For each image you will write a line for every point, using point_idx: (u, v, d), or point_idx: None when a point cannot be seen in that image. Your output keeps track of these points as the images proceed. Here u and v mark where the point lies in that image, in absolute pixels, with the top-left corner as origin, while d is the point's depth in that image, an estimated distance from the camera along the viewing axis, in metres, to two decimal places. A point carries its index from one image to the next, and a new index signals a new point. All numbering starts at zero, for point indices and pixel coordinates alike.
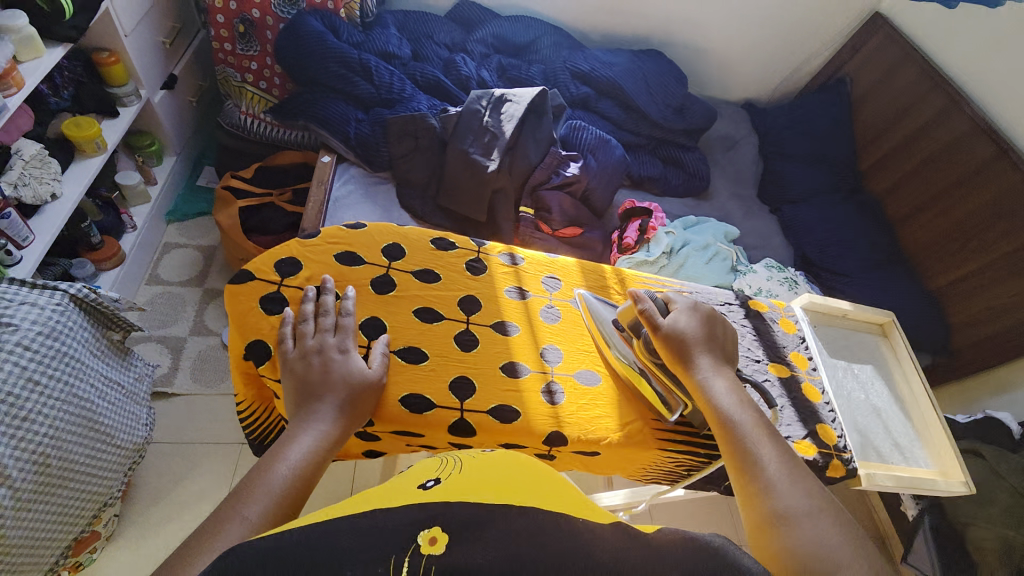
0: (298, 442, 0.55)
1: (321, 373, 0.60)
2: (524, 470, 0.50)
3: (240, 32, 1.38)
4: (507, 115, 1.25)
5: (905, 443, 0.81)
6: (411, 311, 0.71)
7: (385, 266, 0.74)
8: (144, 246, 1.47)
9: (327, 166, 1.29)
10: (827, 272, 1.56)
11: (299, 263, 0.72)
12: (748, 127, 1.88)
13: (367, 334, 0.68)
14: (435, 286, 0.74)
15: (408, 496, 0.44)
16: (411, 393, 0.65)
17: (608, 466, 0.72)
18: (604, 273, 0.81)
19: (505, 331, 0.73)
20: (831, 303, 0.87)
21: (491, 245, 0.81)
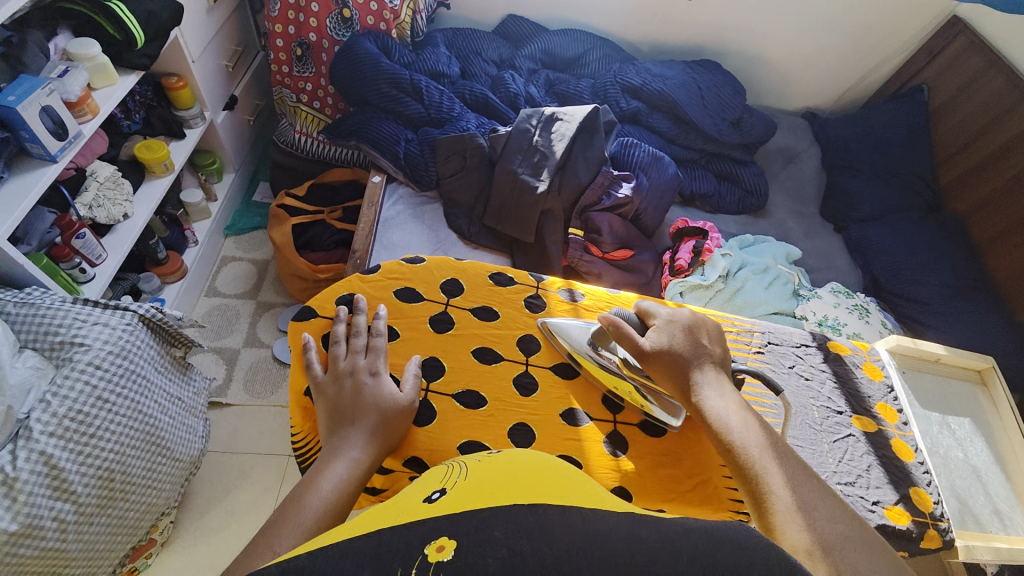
0: (332, 470, 0.52)
1: (354, 396, 0.59)
2: (530, 466, 0.47)
3: (297, 55, 1.42)
4: (558, 134, 1.23)
5: (1006, 510, 0.73)
6: (469, 350, 0.69)
7: (443, 303, 0.73)
8: (204, 260, 1.54)
9: (377, 185, 1.30)
10: (900, 299, 1.43)
11: (360, 299, 0.71)
12: (808, 138, 1.77)
13: (425, 376, 0.66)
14: (493, 323, 0.72)
15: (412, 511, 0.40)
16: (470, 439, 0.63)
17: None
18: None
19: (564, 374, 0.70)
20: (922, 347, 0.80)
21: (549, 280, 0.79)
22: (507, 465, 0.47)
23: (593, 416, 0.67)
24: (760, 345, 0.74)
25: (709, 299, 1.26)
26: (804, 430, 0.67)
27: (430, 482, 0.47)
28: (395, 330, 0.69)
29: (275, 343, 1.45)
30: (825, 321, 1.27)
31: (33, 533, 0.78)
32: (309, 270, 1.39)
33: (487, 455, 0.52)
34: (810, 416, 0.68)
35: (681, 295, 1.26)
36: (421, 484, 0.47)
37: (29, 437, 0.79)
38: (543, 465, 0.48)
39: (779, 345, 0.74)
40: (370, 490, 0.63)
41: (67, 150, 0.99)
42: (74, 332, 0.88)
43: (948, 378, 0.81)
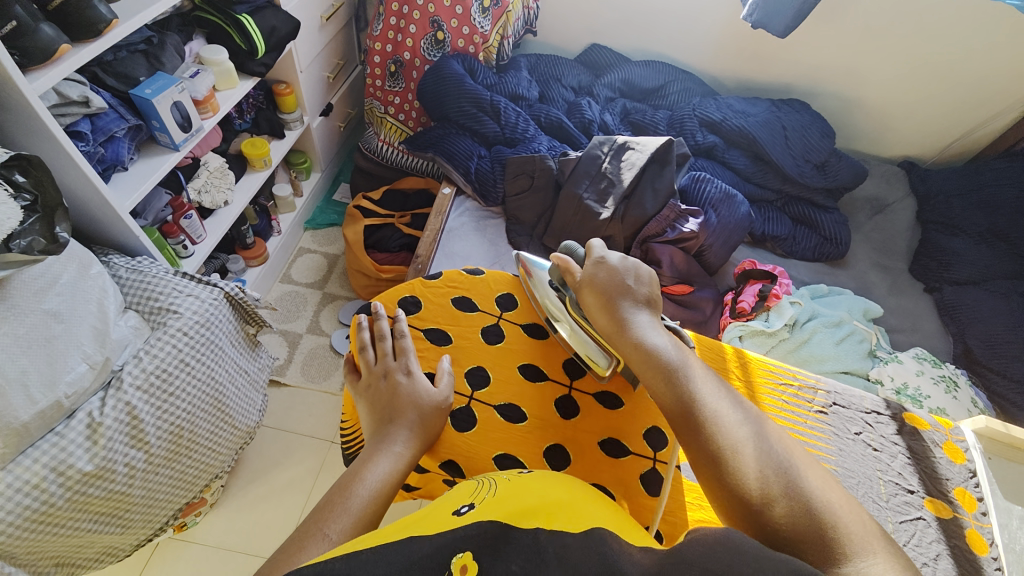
0: (377, 464, 0.55)
1: (391, 395, 0.62)
2: (565, 492, 0.48)
3: (391, 71, 1.54)
4: (628, 163, 1.23)
5: None
6: (517, 365, 0.70)
7: (496, 317, 0.74)
8: (284, 248, 1.68)
9: (446, 197, 1.36)
10: (997, 376, 1.27)
11: (420, 303, 0.74)
12: (903, 189, 1.65)
13: (470, 384, 0.68)
14: (542, 342, 0.72)
15: (442, 522, 0.42)
16: (506, 452, 0.63)
17: None
18: (724, 354, 0.72)
19: (608, 404, 0.67)
20: (1015, 434, 0.69)
21: None
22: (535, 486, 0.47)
23: (633, 450, 0.64)
24: (824, 405, 0.69)
25: (771, 346, 1.20)
26: (865, 502, 0.61)
27: (462, 495, 0.49)
28: (449, 336, 0.71)
29: (334, 333, 1.54)
30: (903, 389, 1.15)
31: (105, 476, 0.86)
32: (374, 269, 1.48)
33: (521, 475, 0.53)
34: (874, 489, 0.63)
35: (740, 338, 1.21)
36: (453, 497, 0.49)
37: (120, 387, 0.89)
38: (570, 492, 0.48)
39: (847, 408, 0.69)
40: (407, 486, 0.66)
41: (188, 141, 1.13)
42: (170, 301, 0.99)
43: None
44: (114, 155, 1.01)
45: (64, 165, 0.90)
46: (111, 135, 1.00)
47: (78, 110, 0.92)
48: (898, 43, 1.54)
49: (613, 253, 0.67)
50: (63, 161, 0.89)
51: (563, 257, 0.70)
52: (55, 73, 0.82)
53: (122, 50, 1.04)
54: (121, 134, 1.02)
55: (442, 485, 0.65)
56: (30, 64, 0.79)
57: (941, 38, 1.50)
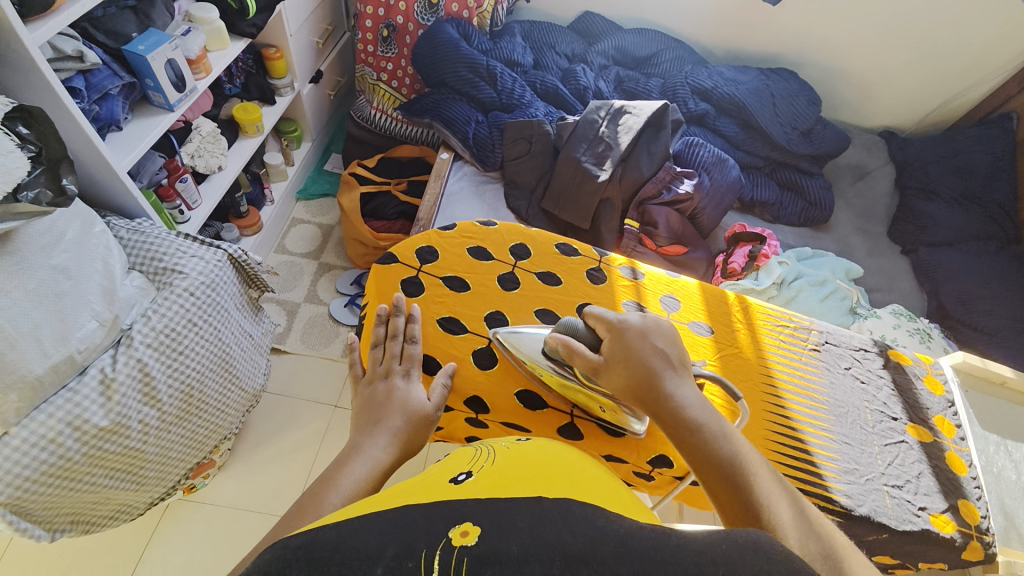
0: (352, 467, 0.51)
1: (384, 398, 0.60)
2: (561, 458, 0.48)
3: (383, 35, 1.52)
4: (625, 127, 1.24)
5: None
6: (533, 311, 0.70)
7: (511, 265, 0.74)
8: (278, 218, 1.67)
9: (445, 161, 1.37)
10: (966, 328, 1.38)
11: (438, 253, 0.74)
12: (883, 156, 1.73)
13: (491, 327, 0.69)
14: (556, 289, 0.72)
15: (438, 491, 0.41)
16: (526, 389, 0.66)
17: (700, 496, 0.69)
18: (727, 299, 0.71)
19: None
20: (991, 368, 0.74)
21: (613, 257, 0.76)
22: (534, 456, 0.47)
23: None
24: (818, 344, 0.69)
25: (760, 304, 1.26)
26: (855, 429, 0.63)
27: (457, 464, 0.49)
28: (466, 283, 0.72)
29: (333, 302, 1.55)
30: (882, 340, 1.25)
31: (120, 431, 0.87)
32: (372, 238, 1.48)
33: (517, 442, 0.53)
34: (861, 417, 0.64)
35: None
36: (447, 466, 0.49)
37: (131, 344, 0.90)
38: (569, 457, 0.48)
39: (837, 346, 0.70)
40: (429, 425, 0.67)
41: (182, 102, 1.11)
42: (175, 261, 0.99)
43: (1016, 404, 0.74)
44: (109, 114, 0.99)
45: (64, 121, 0.88)
46: (105, 93, 0.98)
47: (72, 65, 0.90)
48: (881, 13, 1.58)
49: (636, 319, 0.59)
50: (63, 117, 0.88)
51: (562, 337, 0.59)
52: (54, 25, 0.80)
53: (111, 6, 1.01)
54: (115, 92, 1.00)
55: (465, 423, 0.67)
56: (30, 15, 0.77)
57: (922, 9, 1.55)
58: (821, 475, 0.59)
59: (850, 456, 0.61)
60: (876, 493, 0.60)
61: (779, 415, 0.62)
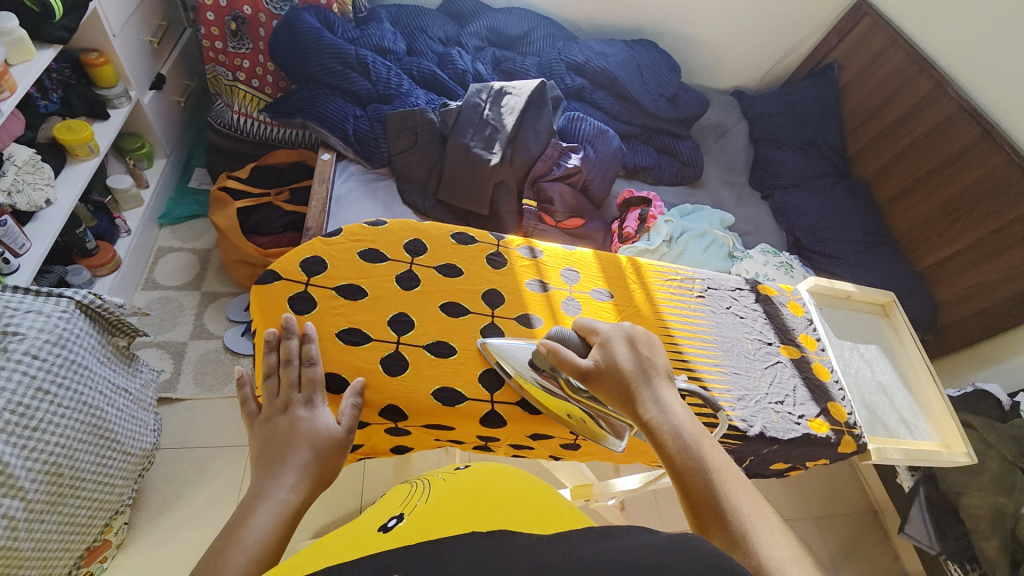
0: (259, 515, 0.47)
1: (286, 432, 0.54)
2: (491, 482, 0.53)
3: (232, 30, 1.35)
4: (508, 108, 1.25)
5: (910, 417, 0.77)
6: (436, 305, 0.66)
7: (408, 263, 0.69)
8: (138, 250, 1.45)
9: (326, 163, 1.26)
10: (819, 255, 1.62)
11: (324, 262, 0.67)
12: (737, 114, 1.95)
13: (395, 330, 0.64)
14: (458, 280, 0.69)
15: (372, 536, 0.43)
16: (442, 386, 0.62)
17: (627, 454, 0.70)
18: (621, 264, 0.74)
19: (528, 324, 0.66)
20: (835, 286, 0.85)
21: (511, 239, 0.75)
22: (465, 484, 0.52)
23: None
24: (702, 291, 0.76)
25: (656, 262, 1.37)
26: (741, 359, 0.71)
27: (390, 508, 0.52)
28: (363, 289, 0.66)
29: (226, 334, 1.40)
30: (757, 277, 1.44)
31: None
32: (259, 256, 1.35)
33: (450, 473, 0.58)
34: (745, 348, 0.73)
35: None
36: (381, 511, 0.52)
37: None
38: (499, 482, 0.53)
39: (717, 289, 0.77)
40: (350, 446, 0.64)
41: None
42: (5, 322, 0.83)
43: (858, 312, 0.86)
44: None
45: None
46: None
47: None
48: None
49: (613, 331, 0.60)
50: None
51: (548, 342, 0.59)
52: None
53: None
54: None
55: (391, 435, 0.64)
56: None
57: None
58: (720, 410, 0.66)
59: (739, 385, 0.69)
60: (766, 412, 0.68)
61: (680, 362, 0.68)
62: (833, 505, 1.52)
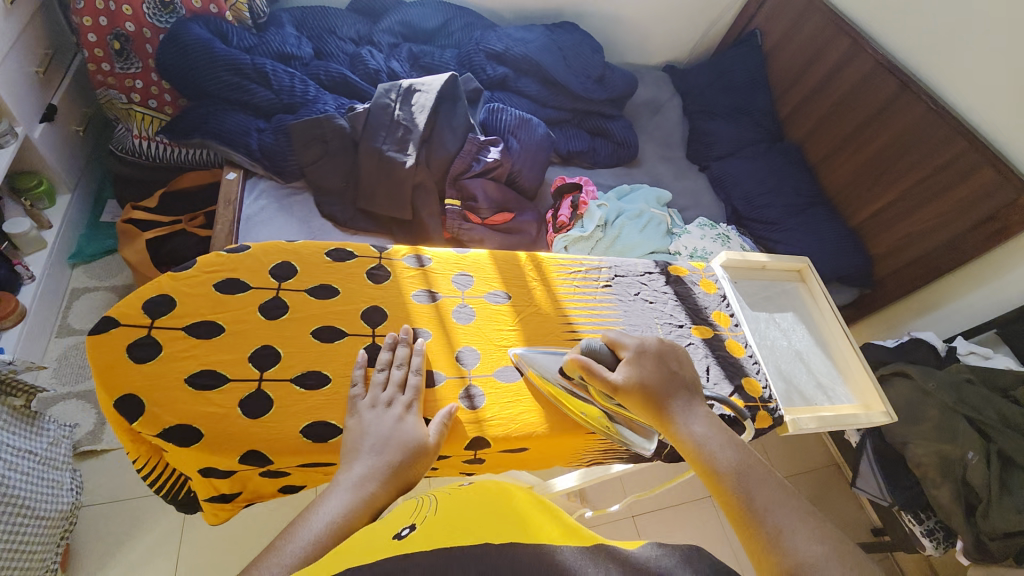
0: (333, 498, 0.49)
1: (389, 428, 0.56)
2: (503, 489, 0.49)
3: (116, 49, 1.25)
4: (418, 106, 1.19)
5: (827, 382, 0.77)
6: (309, 332, 0.65)
7: (276, 290, 0.68)
8: (47, 296, 1.35)
9: (233, 182, 1.19)
10: (756, 223, 1.63)
11: (174, 301, 0.64)
12: (670, 88, 1.94)
13: (256, 366, 0.62)
14: (334, 302, 0.68)
15: (381, 554, 0.39)
16: (313, 422, 0.60)
17: (538, 459, 0.68)
18: (518, 262, 0.76)
19: (415, 339, 0.67)
20: (749, 258, 0.84)
21: (395, 249, 0.74)
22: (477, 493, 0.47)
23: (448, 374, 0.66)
24: (608, 279, 0.77)
25: (592, 248, 1.36)
26: None
27: (399, 515, 0.46)
28: (221, 326, 0.64)
29: None
30: (695, 252, 1.43)
31: None
32: None
33: (459, 485, 0.52)
34: (653, 333, 0.72)
35: (567, 249, 1.33)
36: (389, 518, 0.46)
37: None
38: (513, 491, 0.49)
39: (625, 276, 0.78)
40: (223, 496, 0.62)
41: None
42: None
43: (773, 282, 0.86)
44: None
45: None
46: None
47: None
48: None
49: (649, 344, 0.64)
50: None
51: (580, 358, 0.63)
52: None
53: None
54: None
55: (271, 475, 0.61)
56: None
57: None
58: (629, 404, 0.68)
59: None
60: None
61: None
62: (796, 464, 1.54)
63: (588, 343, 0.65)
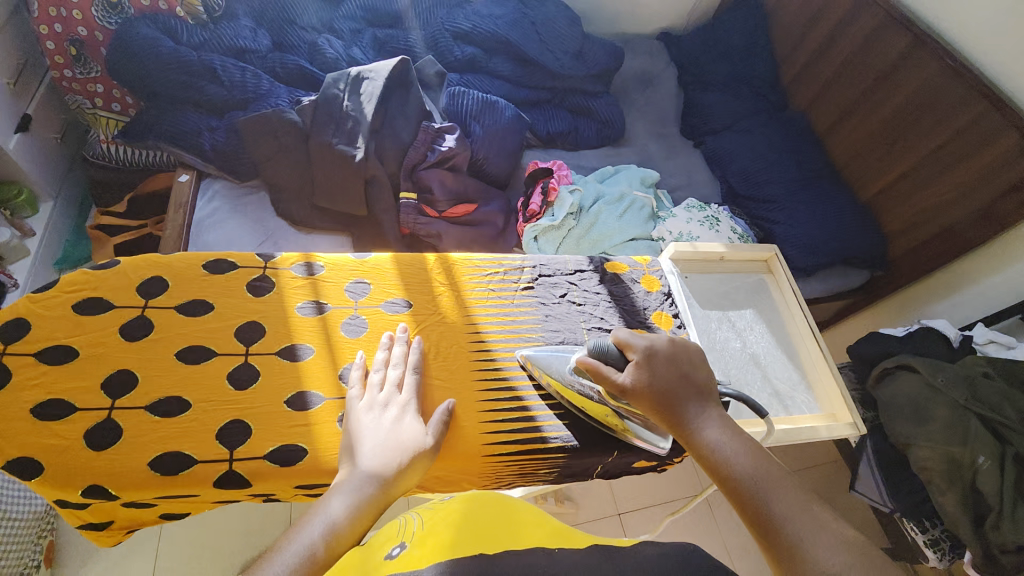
0: (334, 501, 0.47)
1: (392, 430, 0.54)
2: (488, 499, 0.50)
3: (74, 55, 1.24)
4: (366, 94, 1.14)
5: (788, 390, 0.75)
6: (172, 354, 0.60)
7: (144, 307, 0.62)
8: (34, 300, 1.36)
9: (185, 184, 1.17)
10: (754, 202, 1.49)
11: (27, 324, 0.59)
12: (664, 59, 1.79)
13: (108, 394, 0.57)
14: (205, 318, 0.63)
15: (386, 564, 0.40)
16: (165, 453, 0.55)
17: (437, 484, 0.62)
18: (426, 263, 0.72)
19: (295, 356, 0.62)
20: (702, 249, 0.80)
21: (282, 256, 0.69)
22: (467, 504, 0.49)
23: (326, 395, 0.60)
24: (530, 280, 0.74)
25: (563, 238, 1.27)
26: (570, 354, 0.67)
27: (391, 532, 0.48)
28: (74, 349, 0.59)
29: None
30: (680, 237, 1.32)
31: None
32: None
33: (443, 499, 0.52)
34: (577, 341, 0.69)
35: (536, 239, 1.26)
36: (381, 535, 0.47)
37: None
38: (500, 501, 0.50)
39: (551, 276, 0.75)
40: (89, 524, 0.57)
41: None
42: None
43: (732, 274, 0.82)
44: None
45: None
46: None
47: None
48: None
49: (654, 342, 0.61)
50: None
51: (592, 362, 0.60)
52: None
53: None
54: None
55: (128, 508, 0.56)
56: None
57: None
58: (539, 423, 0.64)
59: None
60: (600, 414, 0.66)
61: (490, 367, 0.66)
62: (798, 460, 1.42)
63: (593, 346, 0.62)
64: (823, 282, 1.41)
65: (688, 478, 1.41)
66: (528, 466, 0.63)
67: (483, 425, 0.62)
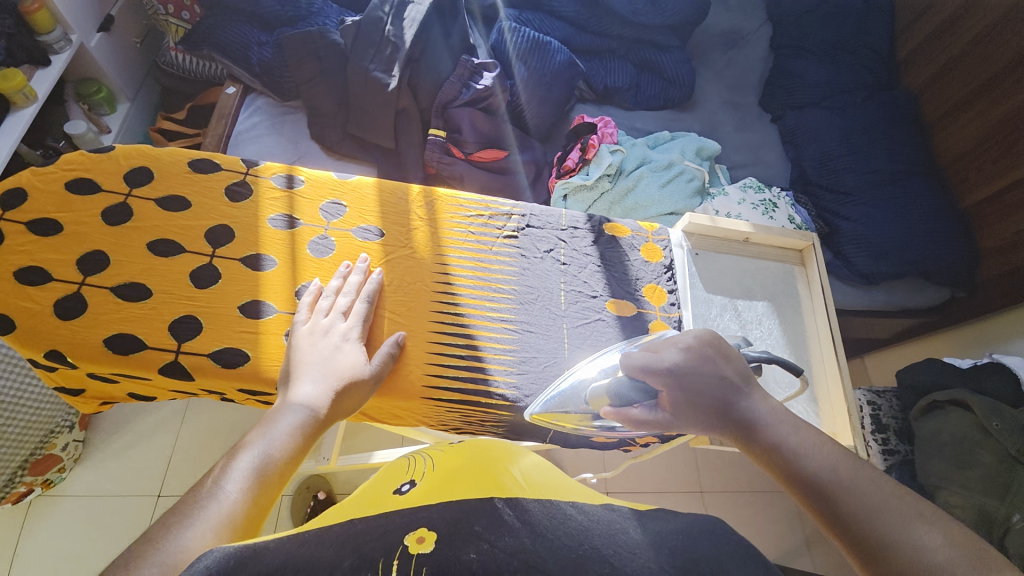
0: (281, 421, 0.48)
1: (328, 354, 0.55)
2: (491, 451, 0.51)
3: None
4: (410, 20, 1.11)
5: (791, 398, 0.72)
6: (145, 243, 0.63)
7: (126, 196, 0.66)
8: None
9: (231, 97, 1.21)
10: (826, 192, 1.30)
11: (26, 196, 0.64)
12: (758, 16, 1.57)
13: (82, 270, 0.60)
14: (182, 215, 0.65)
15: (384, 503, 0.42)
16: (119, 334, 0.58)
17: (377, 415, 0.63)
18: (406, 194, 0.72)
19: (258, 266, 0.64)
20: (724, 227, 0.76)
21: (266, 166, 0.71)
22: (472, 454, 0.50)
23: (278, 307, 0.62)
24: (516, 229, 0.73)
25: (593, 201, 1.18)
26: (539, 310, 0.67)
27: (397, 476, 0.50)
28: (61, 225, 0.63)
29: None
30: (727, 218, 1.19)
31: None
32: None
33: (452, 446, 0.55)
34: (553, 300, 0.68)
35: (565, 198, 1.18)
36: (387, 480, 0.50)
37: None
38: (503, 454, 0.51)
39: (538, 229, 0.73)
40: (62, 388, 0.61)
41: None
42: None
43: (753, 257, 0.78)
44: None
45: None
46: None
47: None
48: None
49: (679, 335, 0.56)
50: None
51: (617, 372, 0.55)
52: None
53: None
54: None
55: (91, 380, 0.60)
56: None
57: None
58: (487, 369, 0.63)
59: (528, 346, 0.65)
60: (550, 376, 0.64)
61: (450, 308, 0.66)
62: None
63: None
64: (888, 295, 1.22)
65: (699, 474, 1.29)
66: (468, 415, 0.62)
67: (427, 359, 0.62)
